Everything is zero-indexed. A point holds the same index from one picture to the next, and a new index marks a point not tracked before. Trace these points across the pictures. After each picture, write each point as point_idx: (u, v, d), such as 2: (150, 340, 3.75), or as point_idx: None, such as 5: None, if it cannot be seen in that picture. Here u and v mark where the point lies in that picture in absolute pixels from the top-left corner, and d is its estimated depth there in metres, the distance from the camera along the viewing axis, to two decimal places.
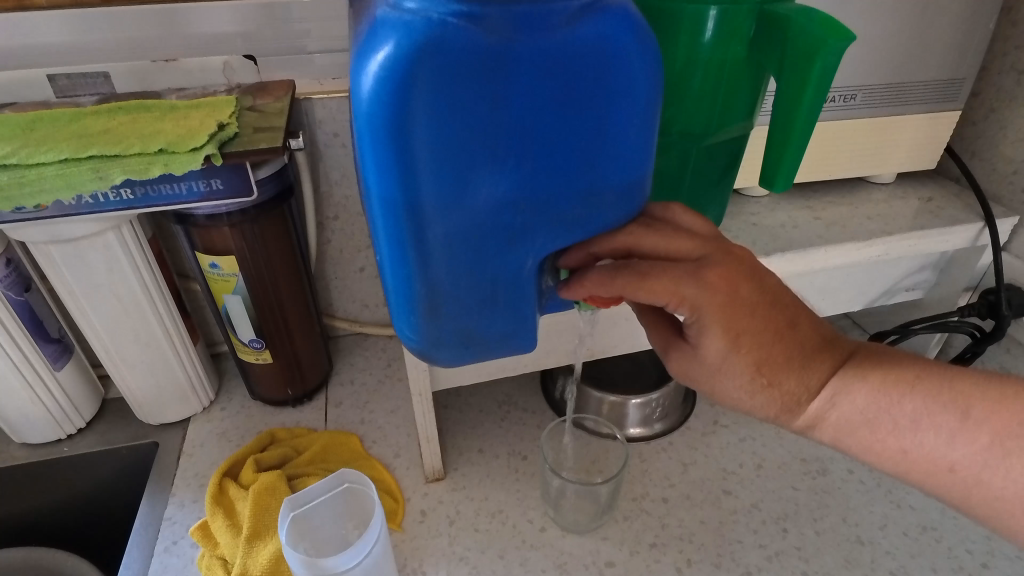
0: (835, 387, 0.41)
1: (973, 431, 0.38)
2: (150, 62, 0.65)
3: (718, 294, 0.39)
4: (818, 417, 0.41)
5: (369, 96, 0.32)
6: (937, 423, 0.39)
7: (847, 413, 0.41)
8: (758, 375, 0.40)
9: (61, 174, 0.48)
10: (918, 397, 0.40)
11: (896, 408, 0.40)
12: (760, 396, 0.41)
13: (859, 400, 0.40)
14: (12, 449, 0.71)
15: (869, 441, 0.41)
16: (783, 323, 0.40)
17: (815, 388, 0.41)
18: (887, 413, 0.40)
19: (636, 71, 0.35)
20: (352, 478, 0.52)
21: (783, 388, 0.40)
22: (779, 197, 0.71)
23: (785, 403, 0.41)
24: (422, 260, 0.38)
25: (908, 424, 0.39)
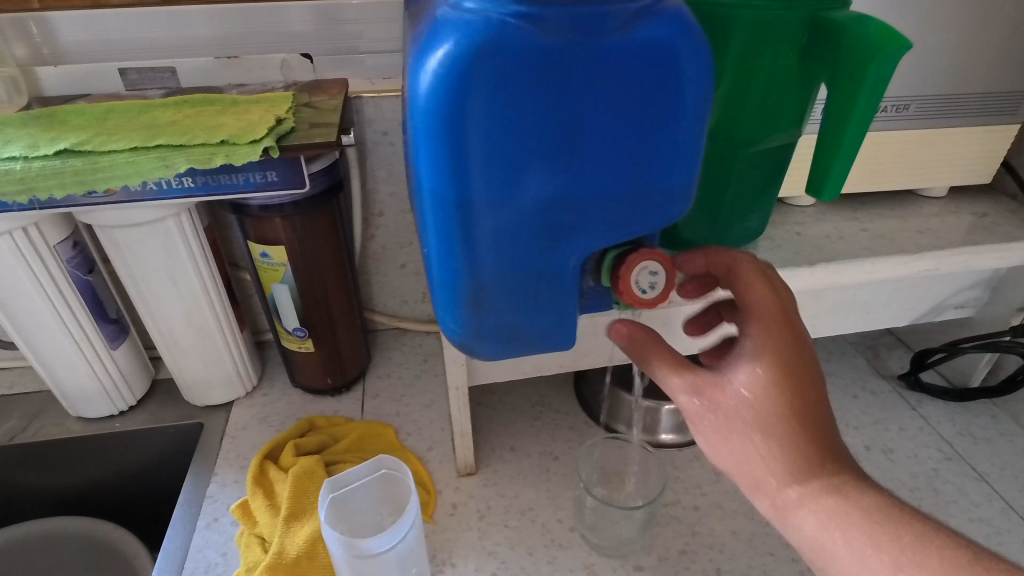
0: (831, 484, 0.34)
1: (924, 555, 0.31)
2: (214, 60, 0.68)
3: (777, 346, 0.36)
4: (813, 499, 0.33)
5: (427, 93, 0.34)
6: (918, 545, 0.31)
7: (847, 512, 0.33)
8: (781, 424, 0.34)
9: (132, 162, 0.51)
10: (926, 539, 0.32)
11: (891, 533, 0.32)
12: (771, 445, 0.34)
13: (852, 502, 0.33)
14: (69, 422, 0.75)
15: (851, 552, 0.32)
16: (819, 392, 0.35)
17: (819, 468, 0.34)
18: (853, 527, 0.33)
19: (689, 75, 0.35)
20: (389, 465, 0.53)
21: (796, 431, 0.34)
22: (824, 207, 0.70)
23: (787, 451, 0.34)
24: (469, 253, 0.39)
25: (890, 543, 0.32)
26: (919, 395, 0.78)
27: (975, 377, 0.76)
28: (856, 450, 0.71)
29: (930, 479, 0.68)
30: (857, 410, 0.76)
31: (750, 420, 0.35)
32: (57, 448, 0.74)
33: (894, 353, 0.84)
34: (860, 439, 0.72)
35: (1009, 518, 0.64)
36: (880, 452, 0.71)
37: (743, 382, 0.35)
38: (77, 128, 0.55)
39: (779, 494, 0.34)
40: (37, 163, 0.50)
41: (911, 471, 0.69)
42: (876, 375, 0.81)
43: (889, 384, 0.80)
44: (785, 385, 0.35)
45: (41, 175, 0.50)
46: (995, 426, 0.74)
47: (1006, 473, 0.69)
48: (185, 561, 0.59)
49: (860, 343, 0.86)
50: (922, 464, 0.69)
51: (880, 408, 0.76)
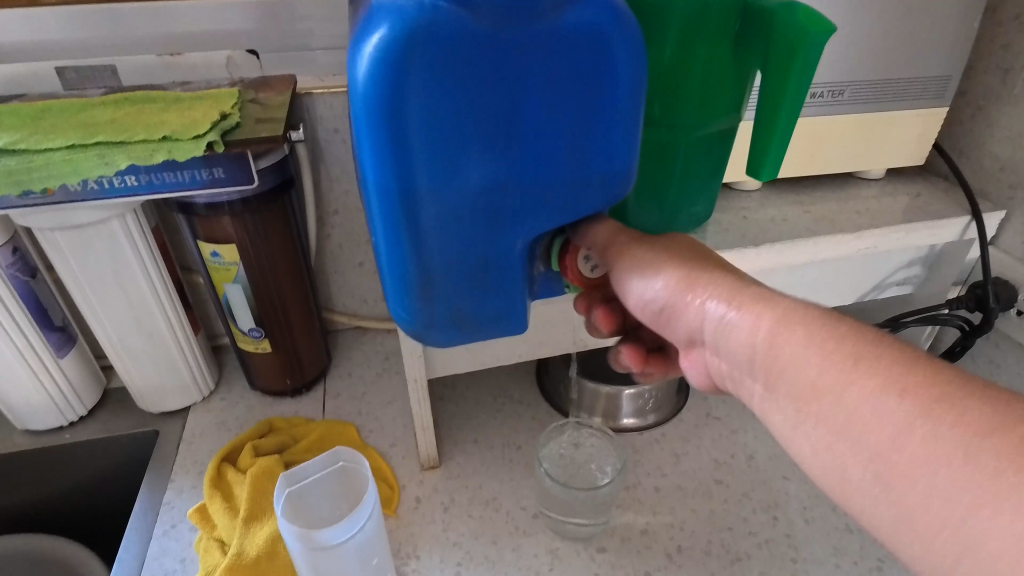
0: (749, 293, 0.35)
1: (931, 370, 0.28)
2: (157, 57, 0.66)
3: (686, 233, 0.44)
4: (739, 306, 0.35)
5: (365, 79, 0.34)
6: (895, 359, 0.29)
7: (775, 310, 0.34)
8: (695, 255, 0.40)
9: (68, 161, 0.49)
10: (883, 365, 0.29)
11: (833, 331, 0.31)
12: (685, 263, 0.39)
13: (783, 308, 0.33)
14: (16, 436, 0.72)
15: (796, 355, 0.31)
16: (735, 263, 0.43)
17: (736, 283, 0.37)
18: (791, 328, 0.32)
19: (622, 58, 0.36)
20: (347, 457, 0.53)
21: (711, 268, 0.38)
22: (770, 192, 0.72)
23: (705, 277, 0.38)
24: (416, 240, 0.40)
25: (847, 345, 0.30)
26: None
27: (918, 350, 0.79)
28: None
29: None
30: None
31: (670, 257, 0.40)
32: (3, 464, 0.71)
33: None
34: None
35: None
36: None
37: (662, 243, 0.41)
38: (10, 128, 0.53)
39: (709, 310, 0.36)
40: None
41: None
42: None
43: None
44: (697, 245, 0.41)
45: None
46: None
47: None
48: (141, 570, 0.58)
49: None
50: None
51: None
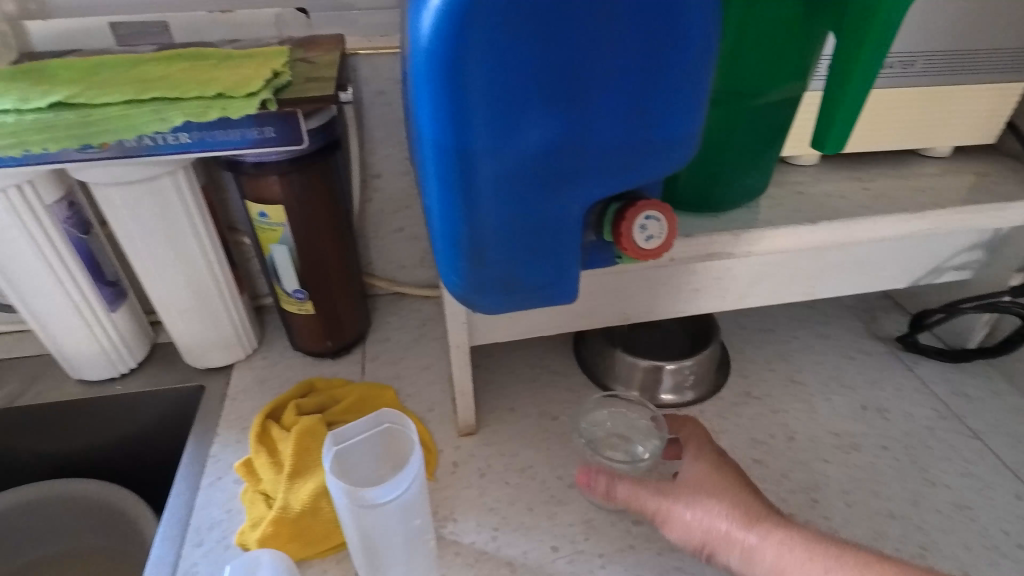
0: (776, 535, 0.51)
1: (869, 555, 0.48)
2: (205, 14, 0.65)
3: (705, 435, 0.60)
4: (765, 542, 0.51)
5: (428, 32, 0.33)
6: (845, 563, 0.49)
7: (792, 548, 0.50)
8: (720, 472, 0.56)
9: (125, 116, 0.50)
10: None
11: (807, 545, 0.50)
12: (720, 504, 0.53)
13: (791, 543, 0.50)
14: (70, 385, 0.75)
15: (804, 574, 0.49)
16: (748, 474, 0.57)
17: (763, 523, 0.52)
18: (799, 549, 0.50)
19: (694, 15, 0.34)
20: (392, 419, 0.53)
21: (740, 499, 0.53)
22: (826, 167, 0.69)
23: (744, 517, 0.52)
24: (470, 202, 0.39)
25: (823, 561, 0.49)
26: (915, 356, 0.79)
27: (972, 338, 0.76)
28: (851, 410, 0.71)
29: (925, 438, 0.68)
30: (851, 371, 0.77)
31: (705, 471, 0.56)
32: (58, 411, 0.74)
33: (891, 316, 0.84)
34: (856, 399, 0.73)
35: (1001, 475, 0.65)
36: (875, 411, 0.71)
37: (700, 474, 0.55)
38: (68, 82, 0.53)
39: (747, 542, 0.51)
40: (29, 116, 0.49)
41: (905, 430, 0.69)
42: (873, 337, 0.82)
43: (887, 346, 0.80)
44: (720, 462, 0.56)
45: (33, 128, 0.49)
46: (991, 386, 0.75)
47: (1000, 431, 0.69)
48: (189, 518, 0.60)
49: (857, 307, 0.86)
50: (917, 423, 0.70)
51: (877, 369, 0.77)
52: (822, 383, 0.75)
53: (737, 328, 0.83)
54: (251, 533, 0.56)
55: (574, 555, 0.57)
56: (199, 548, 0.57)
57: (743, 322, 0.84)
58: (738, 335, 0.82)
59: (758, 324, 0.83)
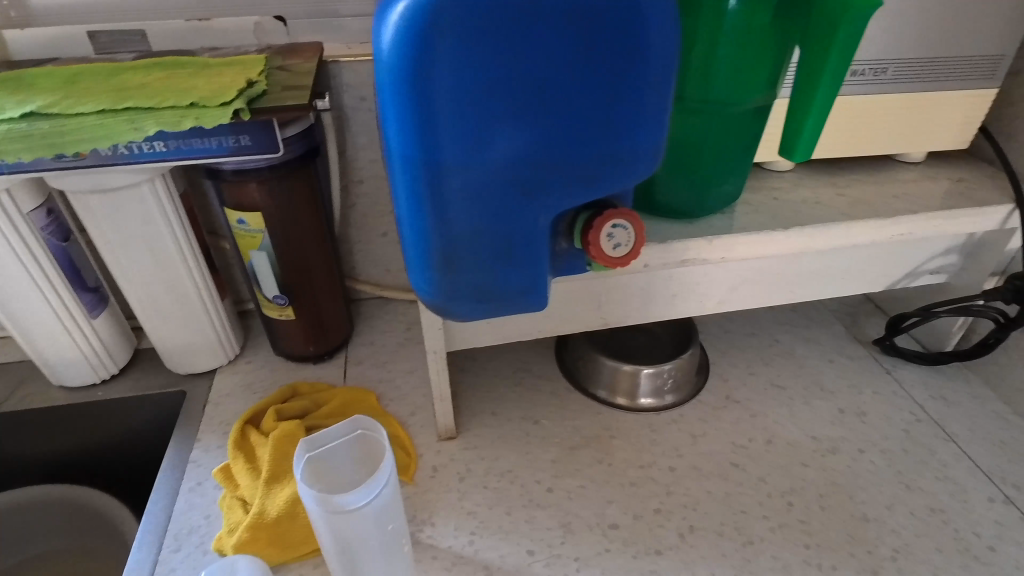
0: None
1: None
2: (186, 22, 0.65)
3: None
4: None
5: (390, 49, 0.34)
6: None
7: None
8: None
9: (99, 125, 0.50)
10: None
11: None
12: None
13: None
14: (53, 390, 0.75)
15: None
16: None
17: None
18: None
19: (655, 30, 0.35)
20: (366, 425, 0.53)
21: None
22: (803, 173, 0.70)
23: None
24: (439, 213, 0.40)
25: None
26: (895, 359, 0.79)
27: (950, 341, 0.76)
28: (829, 414, 0.72)
29: (901, 441, 0.69)
30: (832, 374, 0.77)
31: None
32: (41, 416, 0.75)
33: (872, 319, 0.85)
34: (835, 403, 0.73)
35: (975, 477, 0.65)
36: (853, 415, 0.72)
37: None
38: (45, 91, 0.53)
39: None
40: (4, 125, 0.49)
41: (882, 432, 0.70)
42: (853, 341, 0.82)
43: (867, 349, 0.81)
44: None
45: (7, 137, 0.49)
46: (968, 390, 0.75)
47: (976, 434, 0.70)
48: (169, 523, 0.60)
49: (839, 310, 0.87)
50: (894, 426, 0.71)
51: (856, 372, 0.78)
52: (802, 386, 0.76)
53: (719, 331, 0.84)
54: (228, 539, 0.56)
55: (550, 559, 0.57)
56: (178, 554, 0.57)
57: (726, 326, 0.84)
58: (719, 339, 0.82)
59: (742, 328, 0.84)
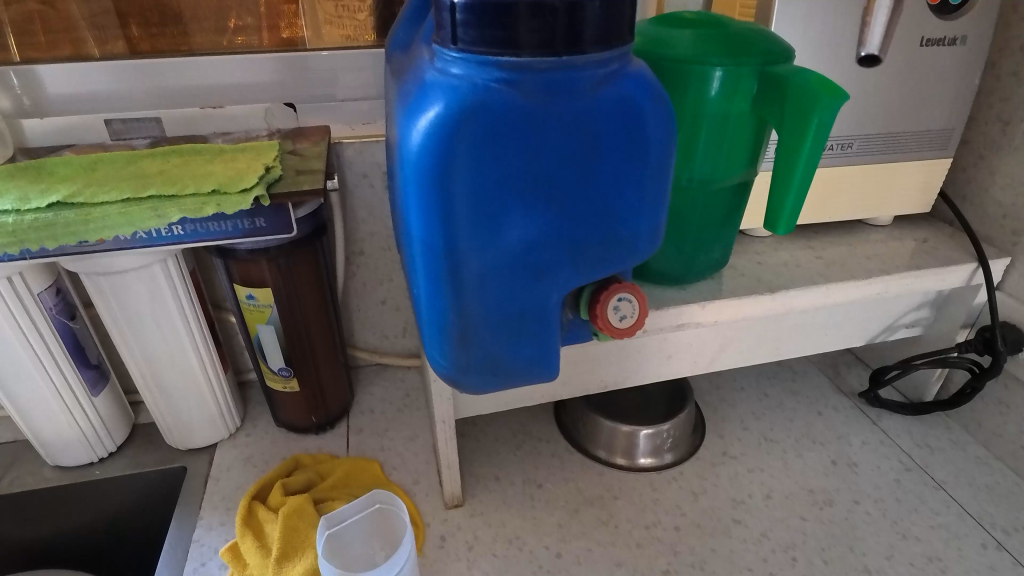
0: None
1: None
2: (199, 109, 0.69)
3: None
4: None
5: (418, 149, 0.37)
6: None
7: None
8: None
9: (123, 213, 0.51)
10: None
11: None
12: None
13: None
14: (47, 471, 0.74)
15: None
16: None
17: None
18: None
19: (653, 129, 0.39)
20: (383, 500, 0.54)
21: None
22: (782, 237, 0.75)
23: None
24: (457, 293, 0.42)
25: None
26: (879, 409, 0.83)
27: (929, 391, 0.80)
28: (822, 465, 0.74)
29: (893, 490, 0.71)
30: (821, 425, 0.80)
31: None
32: (33, 498, 0.73)
33: (854, 370, 0.89)
34: (826, 455, 0.76)
35: (965, 522, 0.68)
36: (845, 466, 0.74)
37: None
38: (66, 179, 0.55)
39: None
40: (29, 215, 0.50)
41: (874, 482, 0.72)
42: (838, 392, 0.86)
43: (852, 400, 0.84)
44: None
45: (32, 227, 0.50)
46: (949, 436, 0.78)
47: (961, 480, 0.73)
48: None
49: (821, 362, 0.91)
50: (885, 475, 0.73)
51: (843, 423, 0.81)
52: (794, 439, 0.78)
53: (710, 387, 0.86)
54: None
55: None
56: None
57: (716, 382, 0.87)
58: (711, 395, 0.85)
59: (730, 384, 0.87)
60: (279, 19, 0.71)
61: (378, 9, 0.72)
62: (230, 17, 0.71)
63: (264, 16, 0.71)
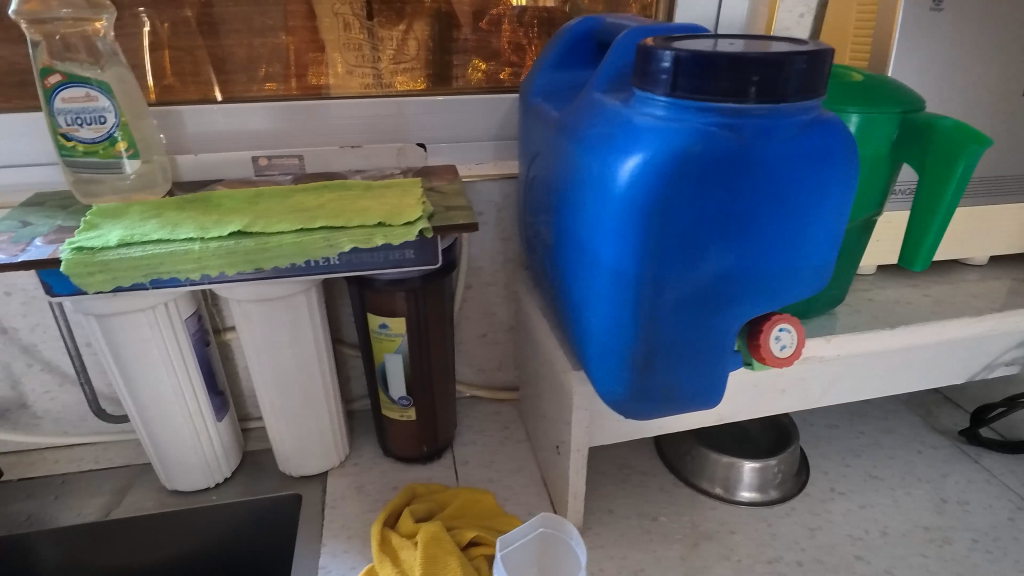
0: None
1: None
2: (338, 148, 0.74)
3: None
4: None
5: (633, 185, 0.40)
6: None
7: None
8: None
9: (299, 243, 0.54)
10: None
11: None
12: None
13: None
14: (163, 496, 0.75)
15: None
16: None
17: None
18: None
19: (840, 171, 0.43)
20: (552, 525, 0.52)
21: None
22: (884, 276, 0.77)
23: None
24: (649, 321, 0.44)
25: None
26: (978, 448, 0.83)
27: None
28: (932, 503, 0.74)
29: (1009, 529, 0.71)
30: (923, 464, 0.80)
31: None
32: (150, 524, 0.73)
33: (945, 410, 0.89)
34: (934, 493, 0.76)
35: None
36: (955, 504, 0.74)
37: None
38: (233, 211, 0.59)
39: None
40: (213, 243, 0.54)
41: (988, 521, 0.72)
42: (934, 431, 0.86)
43: (949, 439, 0.85)
44: None
45: (215, 254, 0.53)
46: None
47: None
48: None
49: (911, 402, 0.92)
50: (998, 514, 0.73)
51: (944, 462, 0.81)
52: (899, 477, 0.79)
53: (805, 424, 0.87)
54: None
55: None
56: None
57: (810, 419, 0.88)
58: (806, 432, 0.86)
59: (824, 421, 0.88)
60: (307, 67, 0.75)
61: (427, 56, 0.78)
62: (261, 66, 0.74)
63: (292, 65, 0.75)
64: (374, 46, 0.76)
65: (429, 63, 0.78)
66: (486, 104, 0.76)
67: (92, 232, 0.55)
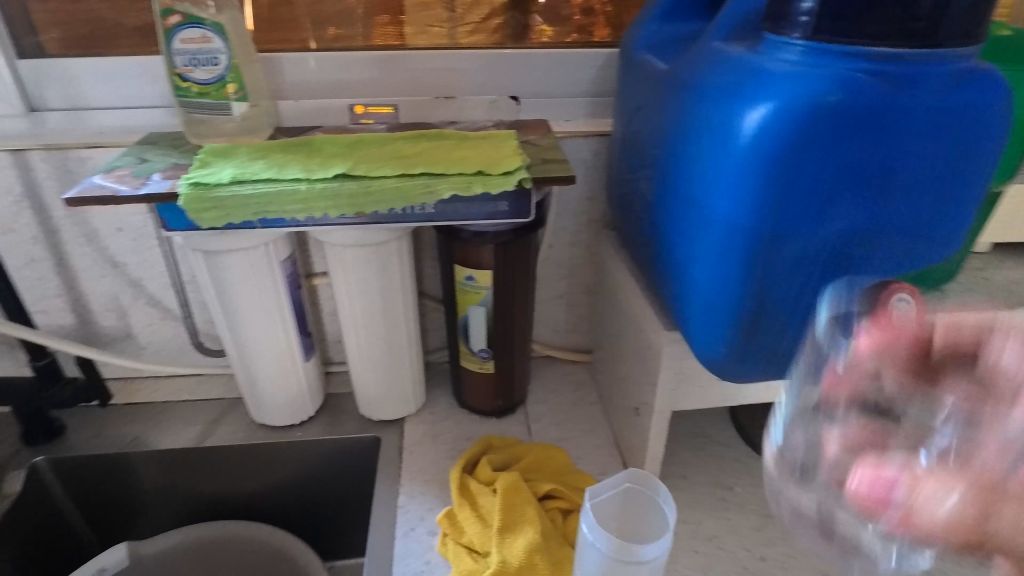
0: None
1: None
2: (433, 99, 0.74)
3: None
4: None
5: (762, 135, 0.38)
6: None
7: None
8: None
9: (400, 188, 0.55)
10: None
11: None
12: None
13: None
14: (253, 429, 0.79)
15: None
16: None
17: None
18: None
19: (990, 130, 0.39)
20: (639, 482, 0.53)
21: None
22: (1000, 255, 0.72)
23: None
24: (763, 279, 0.43)
25: None
26: None
27: None
28: None
29: None
30: None
31: None
32: (241, 454, 0.78)
33: None
34: None
35: None
36: None
37: None
38: (336, 155, 0.60)
39: None
40: (319, 185, 0.55)
41: None
42: None
43: None
44: None
45: (320, 196, 0.55)
46: None
47: None
48: (391, 567, 0.61)
49: None
50: None
51: None
52: None
53: None
54: None
55: None
56: None
57: None
58: None
59: None
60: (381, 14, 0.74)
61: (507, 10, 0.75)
62: (330, 27, 0.74)
63: (359, 23, 0.74)
64: (444, 8, 0.74)
65: (500, 27, 0.75)
66: (574, 60, 0.74)
67: (205, 169, 0.57)
